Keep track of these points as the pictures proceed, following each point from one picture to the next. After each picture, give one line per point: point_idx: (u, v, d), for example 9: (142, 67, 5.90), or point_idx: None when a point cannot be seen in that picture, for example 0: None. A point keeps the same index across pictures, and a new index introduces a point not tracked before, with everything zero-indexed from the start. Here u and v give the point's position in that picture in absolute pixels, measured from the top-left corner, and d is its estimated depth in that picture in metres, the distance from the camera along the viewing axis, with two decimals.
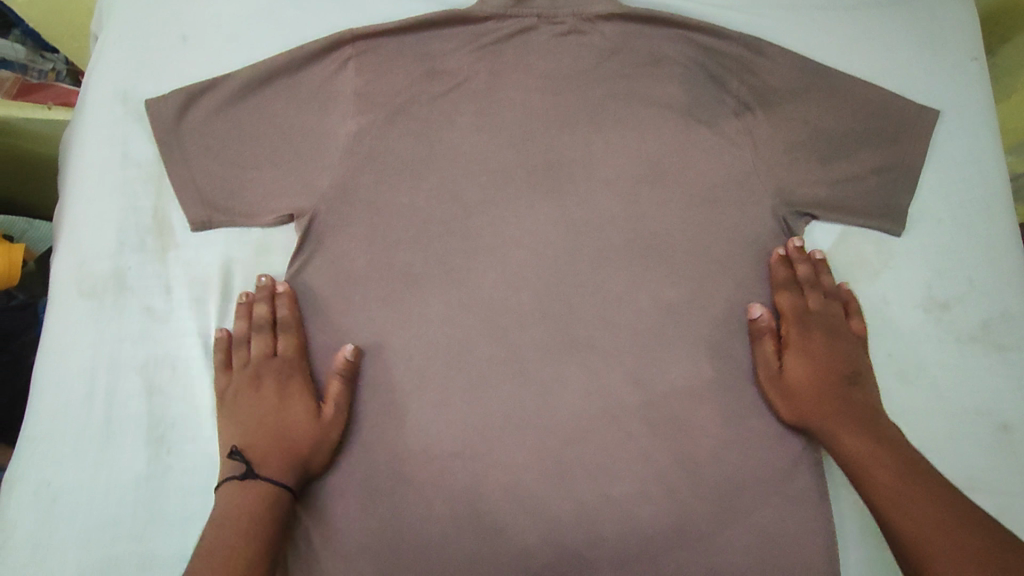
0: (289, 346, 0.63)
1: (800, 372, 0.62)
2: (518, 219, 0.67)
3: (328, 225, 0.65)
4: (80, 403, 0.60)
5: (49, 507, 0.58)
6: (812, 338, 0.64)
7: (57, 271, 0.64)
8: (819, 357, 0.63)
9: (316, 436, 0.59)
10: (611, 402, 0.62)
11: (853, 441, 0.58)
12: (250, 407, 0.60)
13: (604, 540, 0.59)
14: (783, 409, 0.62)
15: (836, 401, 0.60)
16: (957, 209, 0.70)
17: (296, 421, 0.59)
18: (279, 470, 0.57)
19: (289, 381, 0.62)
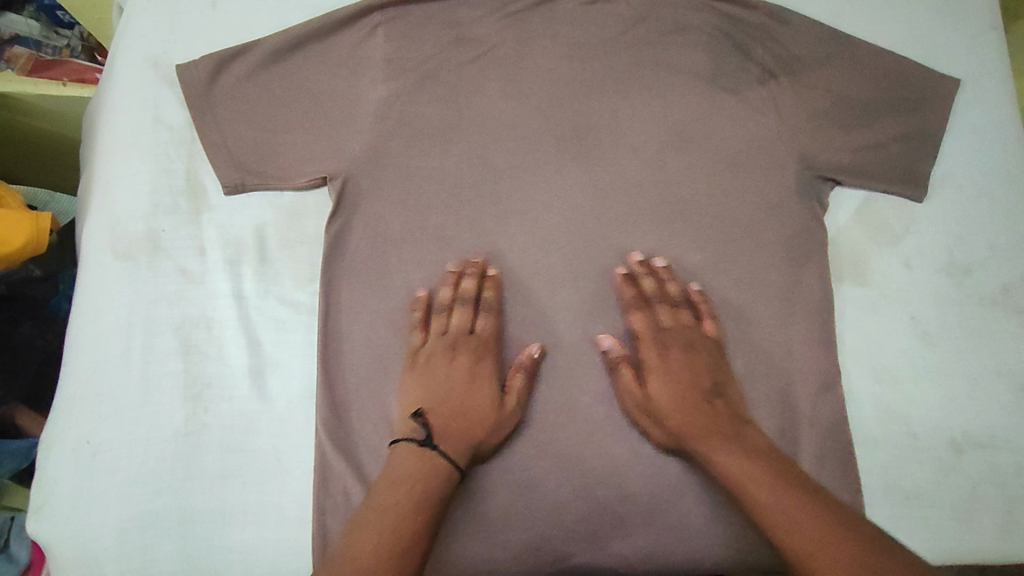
0: (457, 325, 0.64)
1: (660, 394, 0.61)
2: (546, 182, 0.68)
3: (360, 188, 0.66)
4: (118, 361, 0.60)
5: (90, 461, 0.58)
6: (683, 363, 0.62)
7: (93, 234, 0.65)
8: (680, 385, 0.61)
9: (507, 425, 0.60)
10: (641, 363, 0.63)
11: (729, 460, 0.56)
12: (449, 388, 0.61)
13: (634, 496, 0.60)
14: (652, 431, 0.61)
15: (698, 423, 0.59)
16: (977, 176, 0.71)
17: (481, 400, 0.60)
18: (455, 447, 0.58)
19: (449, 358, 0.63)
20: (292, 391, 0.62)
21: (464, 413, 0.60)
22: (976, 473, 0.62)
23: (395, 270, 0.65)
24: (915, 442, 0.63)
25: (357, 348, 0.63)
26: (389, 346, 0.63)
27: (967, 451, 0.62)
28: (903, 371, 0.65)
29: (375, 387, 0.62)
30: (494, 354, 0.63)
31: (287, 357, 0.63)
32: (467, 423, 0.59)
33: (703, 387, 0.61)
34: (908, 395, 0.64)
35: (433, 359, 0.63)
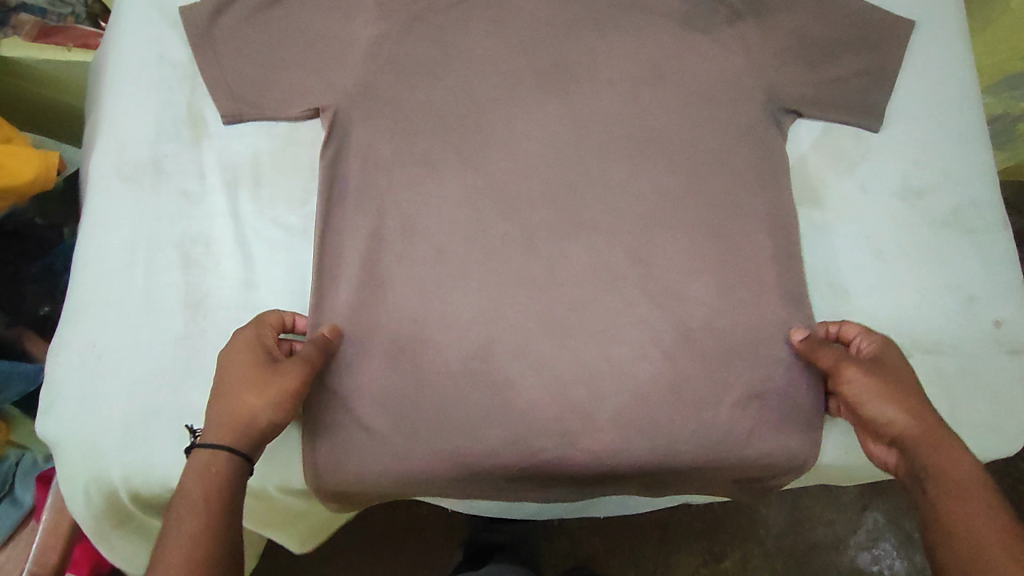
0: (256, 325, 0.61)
1: (895, 389, 0.58)
2: (527, 114, 0.72)
3: (351, 118, 0.70)
4: (123, 272, 0.65)
5: (95, 363, 0.63)
6: (877, 363, 0.61)
7: (97, 159, 0.69)
8: (894, 377, 0.59)
9: (271, 389, 0.56)
10: (614, 278, 0.68)
11: (955, 456, 0.54)
12: (233, 371, 0.56)
13: (605, 398, 0.65)
14: (887, 410, 0.57)
15: (936, 418, 0.57)
16: (932, 109, 0.76)
17: (237, 376, 0.56)
18: (226, 431, 0.53)
19: (250, 347, 0.58)
20: (285, 303, 0.66)
21: (230, 386, 0.55)
22: (922, 374, 0.67)
23: (384, 193, 0.69)
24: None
25: (348, 268, 0.67)
26: (380, 266, 0.67)
27: (915, 355, 0.68)
28: (857, 284, 0.70)
29: (365, 302, 0.66)
30: (478, 270, 0.68)
31: (280, 273, 0.66)
32: (230, 397, 0.55)
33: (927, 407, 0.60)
34: (861, 305, 0.69)
35: (239, 353, 0.57)
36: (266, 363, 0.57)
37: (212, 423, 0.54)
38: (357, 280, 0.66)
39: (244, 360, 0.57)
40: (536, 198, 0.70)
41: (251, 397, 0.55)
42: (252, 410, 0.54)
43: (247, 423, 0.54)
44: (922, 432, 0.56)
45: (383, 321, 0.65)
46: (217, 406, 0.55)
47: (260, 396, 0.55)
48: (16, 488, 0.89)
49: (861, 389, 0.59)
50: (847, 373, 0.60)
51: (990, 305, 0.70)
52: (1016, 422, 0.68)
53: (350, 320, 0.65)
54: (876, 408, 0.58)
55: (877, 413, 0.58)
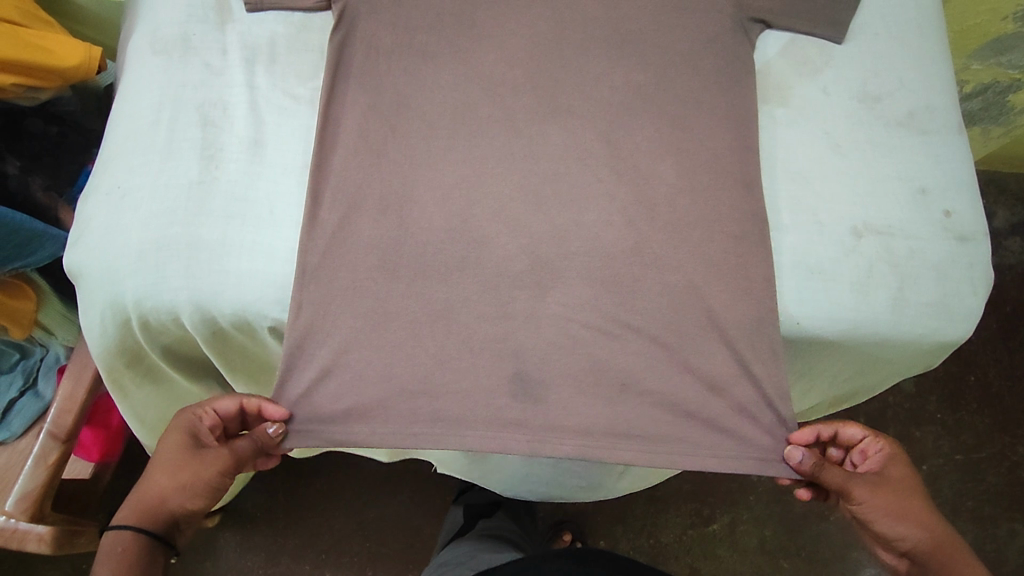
0: (192, 427, 0.69)
1: (903, 511, 0.70)
2: (517, 14, 0.80)
3: (358, 11, 0.78)
4: (149, 128, 0.73)
5: (118, 200, 0.70)
6: (881, 479, 0.71)
7: (138, 39, 0.78)
8: (898, 491, 0.71)
9: (185, 477, 0.68)
10: (584, 154, 0.74)
11: (959, 558, 0.70)
12: (163, 452, 0.68)
13: (568, 256, 0.70)
14: (908, 530, 0.70)
15: (943, 531, 0.71)
16: (893, 27, 0.81)
17: (163, 473, 0.68)
18: (147, 510, 0.68)
19: (183, 447, 0.68)
20: (289, 161, 0.73)
21: (157, 474, 0.68)
22: (873, 254, 0.71)
23: (383, 74, 0.77)
24: (821, 228, 0.72)
25: (347, 134, 0.74)
26: (374, 136, 0.74)
27: (867, 237, 0.72)
28: (815, 174, 0.74)
29: (356, 164, 0.72)
30: (462, 143, 0.74)
31: (287, 136, 0.74)
32: (153, 474, 0.68)
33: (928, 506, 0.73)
34: (818, 191, 0.74)
35: (172, 438, 0.68)
36: (193, 450, 0.68)
37: (133, 503, 0.68)
38: (350, 143, 0.73)
39: (172, 446, 0.68)
40: (519, 87, 0.77)
41: (164, 483, 0.68)
42: (163, 500, 0.68)
43: (156, 507, 0.68)
44: (931, 540, 0.70)
45: (375, 181, 0.72)
46: (147, 476, 0.68)
47: (175, 484, 0.68)
48: (38, 381, 1.05)
49: (877, 508, 0.70)
50: (858, 493, 0.70)
51: (941, 197, 0.74)
52: (963, 303, 0.71)
53: (343, 178, 0.72)
54: (892, 528, 0.70)
55: (893, 532, 0.70)
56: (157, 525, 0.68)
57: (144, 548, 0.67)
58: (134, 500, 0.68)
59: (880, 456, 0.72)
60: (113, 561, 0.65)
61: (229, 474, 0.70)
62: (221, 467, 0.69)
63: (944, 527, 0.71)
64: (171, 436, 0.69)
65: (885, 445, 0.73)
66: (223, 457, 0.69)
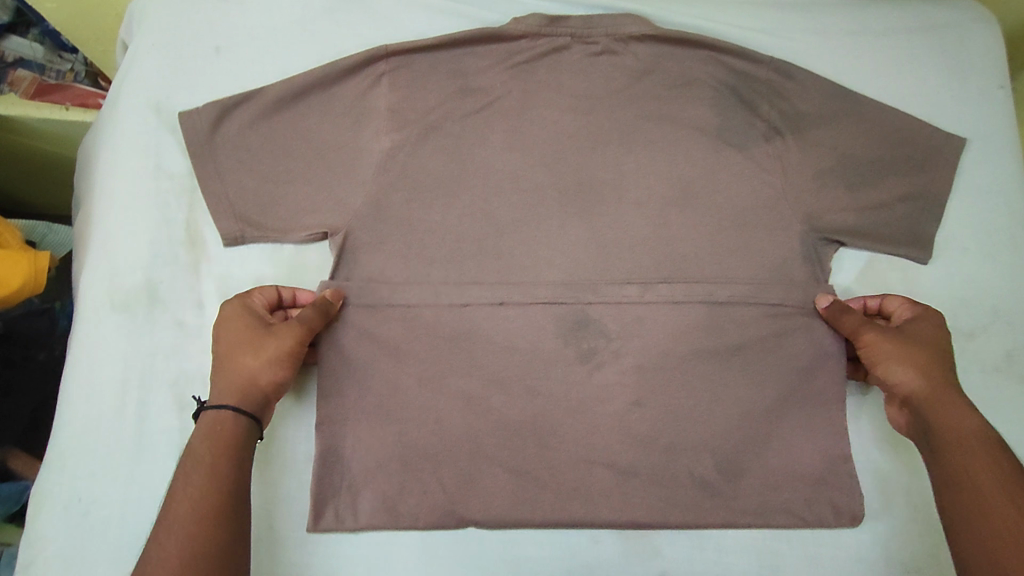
0: (241, 301, 0.61)
1: (913, 357, 0.59)
2: (549, 236, 0.67)
3: (360, 242, 0.65)
4: (111, 417, 0.60)
5: (81, 520, 0.58)
6: (903, 329, 0.62)
7: (89, 283, 0.64)
8: (916, 346, 0.60)
9: (262, 350, 0.58)
10: (638, 420, 0.63)
11: (965, 415, 0.56)
12: (227, 325, 0.59)
13: (615, 552, 0.62)
14: (903, 377, 0.59)
15: (946, 380, 0.58)
16: (983, 237, 0.70)
17: (240, 362, 0.57)
18: (233, 394, 0.56)
19: (246, 327, 0.59)
20: None
21: (228, 357, 0.58)
22: None
23: (395, 323, 0.64)
24: (907, 522, 0.64)
25: (361, 410, 0.63)
26: (388, 412, 0.62)
27: None
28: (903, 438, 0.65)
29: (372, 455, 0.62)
30: (491, 416, 0.63)
31: None
32: (231, 369, 0.57)
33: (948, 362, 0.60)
34: (905, 463, 0.65)
35: (231, 300, 0.61)
36: (260, 324, 0.59)
37: (218, 384, 0.57)
38: (364, 421, 0.62)
39: (238, 326, 0.59)
40: (554, 332, 0.64)
41: (246, 350, 0.58)
42: (252, 374, 0.57)
43: (246, 386, 0.57)
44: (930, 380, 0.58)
45: (394, 469, 0.62)
46: (221, 373, 0.57)
47: (257, 361, 0.57)
48: None
49: (880, 351, 0.61)
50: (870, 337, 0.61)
51: None
52: None
53: (358, 474, 0.62)
54: (888, 372, 0.60)
55: (893, 375, 0.59)
56: (252, 407, 0.56)
57: (245, 447, 0.55)
58: (217, 394, 0.57)
59: (909, 316, 0.63)
60: (212, 441, 0.53)
61: (304, 350, 0.60)
62: (296, 336, 0.59)
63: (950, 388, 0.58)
64: (232, 304, 0.60)
65: (914, 309, 0.63)
66: (297, 330, 0.59)
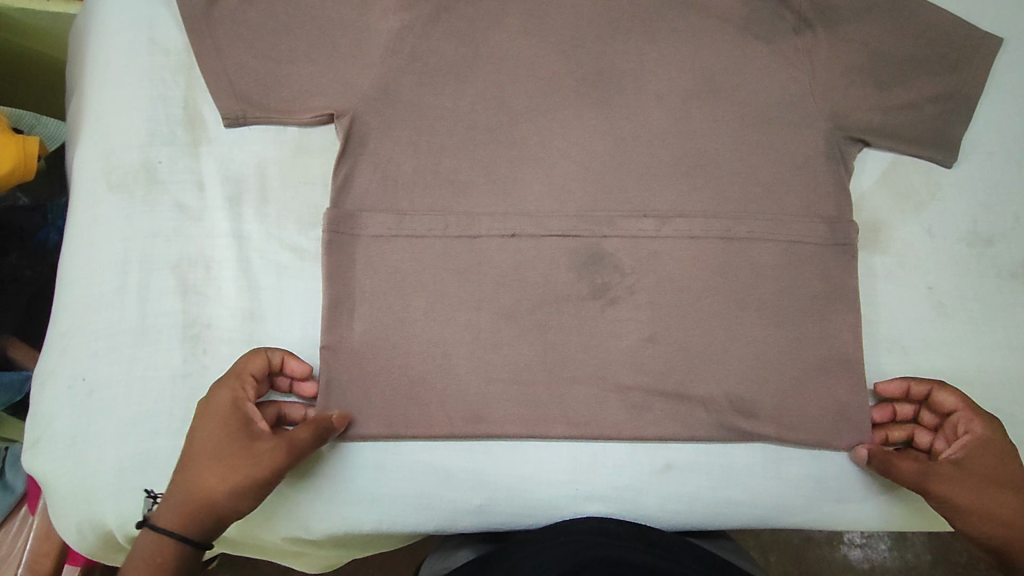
0: (224, 403, 0.53)
1: (982, 500, 0.55)
2: (565, 127, 0.64)
3: (368, 127, 0.62)
4: (112, 298, 0.58)
5: (85, 400, 0.57)
6: (970, 466, 0.56)
7: (84, 161, 0.61)
8: (988, 485, 0.55)
9: (234, 474, 0.50)
10: (649, 316, 0.62)
11: None
12: (200, 435, 0.52)
13: (621, 444, 0.61)
14: (992, 529, 0.55)
15: None
16: (1011, 143, 0.68)
17: (203, 481, 0.50)
18: (186, 516, 0.50)
19: (226, 440, 0.51)
20: (289, 340, 0.60)
21: (193, 468, 0.51)
22: None
23: (404, 213, 0.62)
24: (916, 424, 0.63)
25: (367, 301, 0.60)
26: (395, 303, 0.60)
27: None
28: (915, 341, 0.64)
29: (376, 347, 0.60)
30: (502, 310, 0.61)
31: (285, 305, 0.61)
32: (192, 479, 0.50)
33: None
34: (918, 367, 0.64)
35: (211, 403, 0.53)
36: (239, 433, 0.52)
37: (170, 495, 0.51)
38: (368, 314, 0.60)
39: (217, 431, 0.52)
40: (568, 228, 0.62)
41: (214, 468, 0.50)
42: (211, 495, 0.50)
43: (201, 503, 0.50)
44: (1004, 518, 0.54)
45: (397, 362, 0.60)
46: (180, 480, 0.51)
47: (225, 483, 0.50)
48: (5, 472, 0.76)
49: (958, 502, 0.55)
50: (938, 488, 0.55)
51: None
52: None
53: (359, 371, 0.59)
54: (973, 525, 0.55)
55: (978, 529, 0.55)
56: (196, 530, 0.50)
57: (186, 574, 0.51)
58: (170, 509, 0.50)
59: (971, 437, 0.57)
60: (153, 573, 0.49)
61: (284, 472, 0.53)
62: (278, 462, 0.51)
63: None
64: (208, 406, 0.52)
65: (980, 428, 0.57)
66: (281, 454, 0.51)
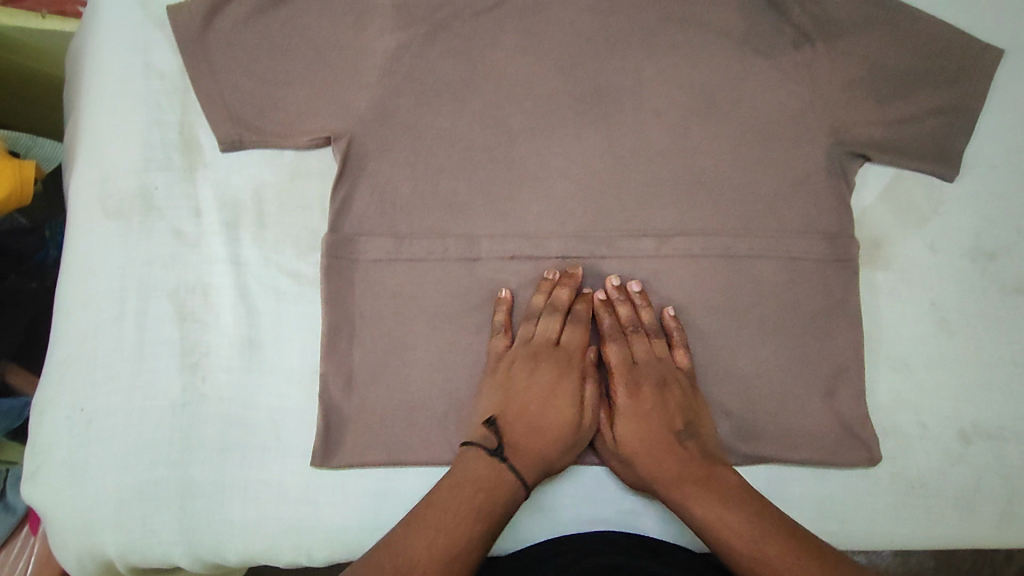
0: (577, 340, 0.61)
1: (637, 429, 0.58)
2: (565, 145, 0.64)
3: (365, 149, 0.62)
4: (110, 327, 0.58)
5: (83, 431, 0.56)
6: (633, 397, 0.60)
7: (79, 188, 0.61)
8: (644, 414, 0.59)
9: (569, 407, 0.59)
10: (637, 333, 0.62)
11: (700, 505, 0.54)
12: (488, 384, 0.59)
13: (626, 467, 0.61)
14: (637, 468, 0.58)
15: (659, 444, 0.57)
16: (1013, 156, 0.67)
17: (558, 418, 0.58)
18: (537, 455, 0.56)
19: (568, 377, 0.60)
20: (288, 367, 0.60)
21: (551, 410, 0.58)
22: (984, 464, 0.62)
23: (403, 238, 0.61)
24: (921, 443, 0.63)
25: (368, 326, 0.60)
26: (395, 328, 0.60)
27: (976, 441, 0.63)
28: (918, 358, 0.64)
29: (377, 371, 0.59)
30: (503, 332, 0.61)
31: (284, 331, 0.60)
32: (556, 417, 0.58)
33: (676, 430, 0.58)
34: (922, 384, 0.64)
35: (517, 363, 0.59)
36: (524, 360, 0.59)
37: (519, 436, 0.57)
38: (369, 338, 0.60)
39: (555, 373, 0.59)
40: (569, 248, 0.62)
41: (566, 418, 0.58)
42: (569, 432, 0.58)
43: (560, 440, 0.57)
44: (673, 476, 0.56)
45: (398, 388, 0.59)
46: (531, 420, 0.58)
47: (577, 421, 0.58)
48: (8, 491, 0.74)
49: (625, 433, 0.58)
50: (618, 420, 0.59)
51: None
52: None
53: (361, 395, 0.59)
54: (632, 454, 0.58)
55: (633, 458, 0.58)
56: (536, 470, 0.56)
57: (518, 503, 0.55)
58: (517, 450, 0.56)
59: (647, 369, 0.60)
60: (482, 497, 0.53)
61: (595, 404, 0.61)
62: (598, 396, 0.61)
63: (701, 472, 0.56)
64: (549, 363, 0.60)
65: (653, 359, 0.61)
66: (595, 386, 0.61)
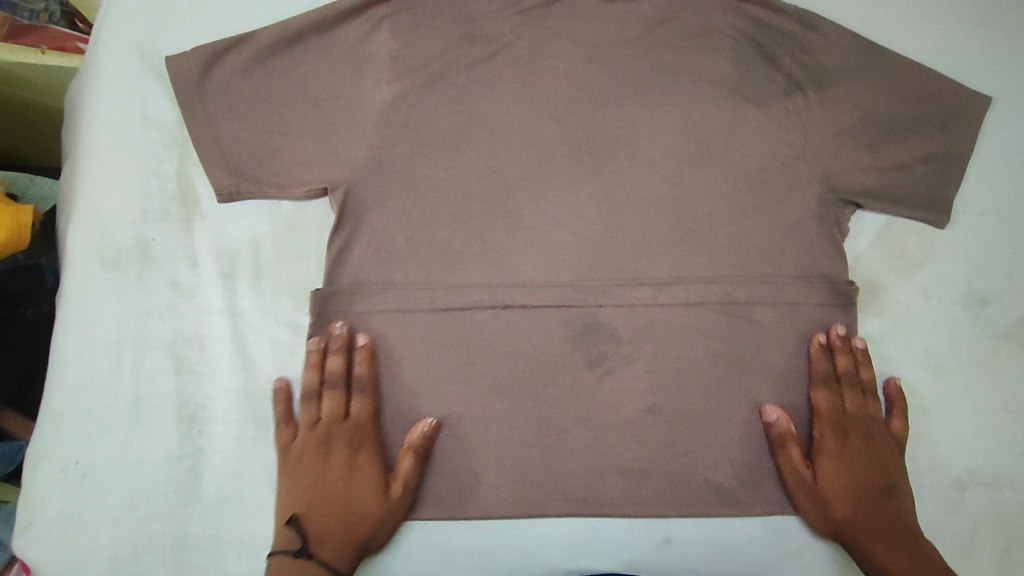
0: (364, 410, 0.60)
1: (851, 476, 0.60)
2: (559, 193, 0.64)
3: (361, 199, 0.62)
4: (106, 380, 0.58)
5: (78, 485, 0.56)
6: (844, 440, 0.62)
7: (74, 239, 0.61)
8: (856, 458, 0.61)
9: (366, 496, 0.57)
10: (632, 381, 0.62)
11: (887, 556, 0.57)
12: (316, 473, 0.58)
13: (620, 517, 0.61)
14: (821, 515, 0.60)
15: (874, 493, 0.60)
16: (1002, 203, 0.68)
17: (365, 496, 0.57)
18: (338, 552, 0.55)
19: (361, 451, 0.59)
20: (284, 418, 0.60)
21: (343, 496, 0.57)
22: (980, 512, 0.62)
23: (398, 288, 0.62)
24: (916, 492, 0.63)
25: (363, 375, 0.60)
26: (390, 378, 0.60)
27: (971, 489, 0.63)
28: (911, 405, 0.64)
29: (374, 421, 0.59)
30: (499, 382, 0.61)
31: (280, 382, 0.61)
32: (349, 503, 0.57)
33: (882, 486, 0.60)
34: (915, 431, 0.64)
35: (307, 453, 0.58)
36: (349, 446, 0.59)
37: (317, 524, 0.56)
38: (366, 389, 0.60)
39: (366, 457, 0.59)
40: (564, 297, 0.62)
41: (372, 500, 0.57)
42: (364, 529, 0.57)
43: (352, 526, 0.56)
44: (849, 513, 0.59)
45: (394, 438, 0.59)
46: (332, 517, 0.56)
47: (373, 513, 0.57)
48: None
49: (831, 478, 0.60)
50: (821, 461, 0.61)
51: None
52: None
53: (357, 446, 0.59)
54: (835, 492, 0.60)
55: (836, 499, 0.60)
56: (349, 556, 0.56)
57: None
58: (322, 542, 0.55)
59: (824, 410, 0.62)
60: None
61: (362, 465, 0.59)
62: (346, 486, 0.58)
63: (897, 526, 0.58)
64: (339, 445, 0.59)
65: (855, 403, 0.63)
66: (376, 460, 0.59)
